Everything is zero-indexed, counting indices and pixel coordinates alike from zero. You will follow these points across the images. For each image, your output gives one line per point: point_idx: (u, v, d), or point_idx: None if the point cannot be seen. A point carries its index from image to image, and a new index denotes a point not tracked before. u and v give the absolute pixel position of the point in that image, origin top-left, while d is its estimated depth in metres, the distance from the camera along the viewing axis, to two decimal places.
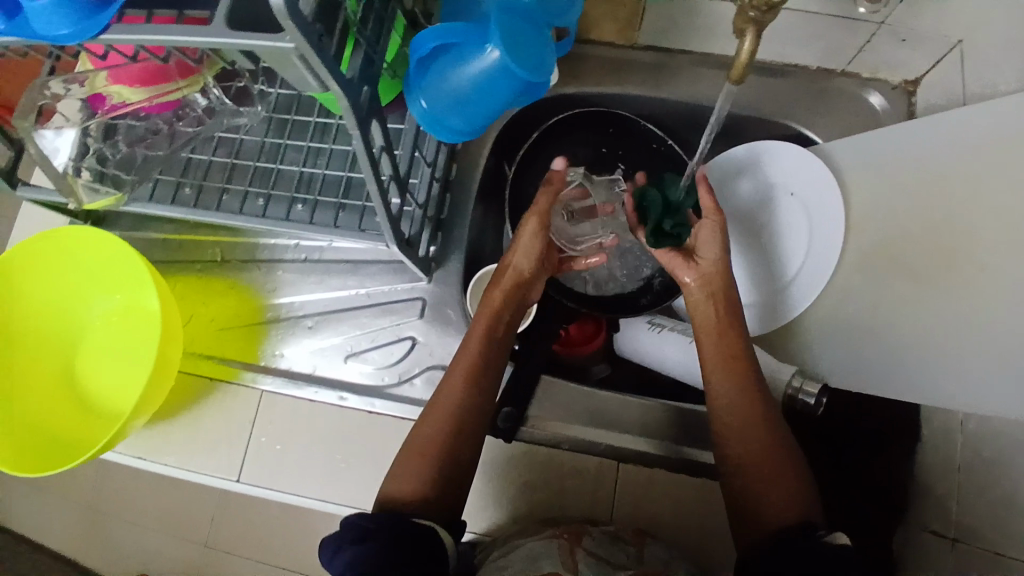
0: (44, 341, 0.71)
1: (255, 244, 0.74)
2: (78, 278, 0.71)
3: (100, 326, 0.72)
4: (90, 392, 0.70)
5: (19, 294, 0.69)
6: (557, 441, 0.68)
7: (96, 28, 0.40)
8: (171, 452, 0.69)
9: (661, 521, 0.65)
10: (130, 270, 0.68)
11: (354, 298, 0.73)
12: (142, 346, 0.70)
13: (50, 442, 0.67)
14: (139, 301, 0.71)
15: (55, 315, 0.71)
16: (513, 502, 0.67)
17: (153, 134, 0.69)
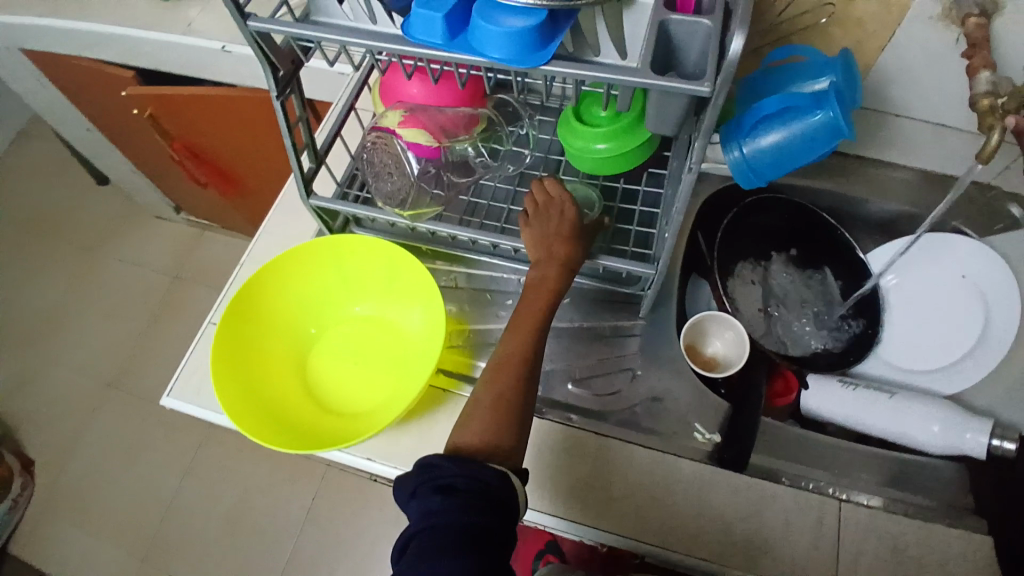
0: (289, 332, 0.76)
1: (485, 275, 0.83)
2: (337, 282, 0.78)
3: (338, 331, 0.78)
4: (323, 386, 0.74)
5: (285, 285, 0.75)
6: (777, 475, 0.72)
7: (535, 58, 0.52)
8: (402, 454, 0.71)
9: (884, 563, 0.66)
10: (388, 278, 0.76)
11: (574, 329, 0.80)
12: (382, 352, 0.76)
13: (287, 424, 0.69)
14: (388, 311, 0.78)
15: (304, 310, 0.77)
16: (740, 531, 0.68)
17: (430, 179, 0.77)
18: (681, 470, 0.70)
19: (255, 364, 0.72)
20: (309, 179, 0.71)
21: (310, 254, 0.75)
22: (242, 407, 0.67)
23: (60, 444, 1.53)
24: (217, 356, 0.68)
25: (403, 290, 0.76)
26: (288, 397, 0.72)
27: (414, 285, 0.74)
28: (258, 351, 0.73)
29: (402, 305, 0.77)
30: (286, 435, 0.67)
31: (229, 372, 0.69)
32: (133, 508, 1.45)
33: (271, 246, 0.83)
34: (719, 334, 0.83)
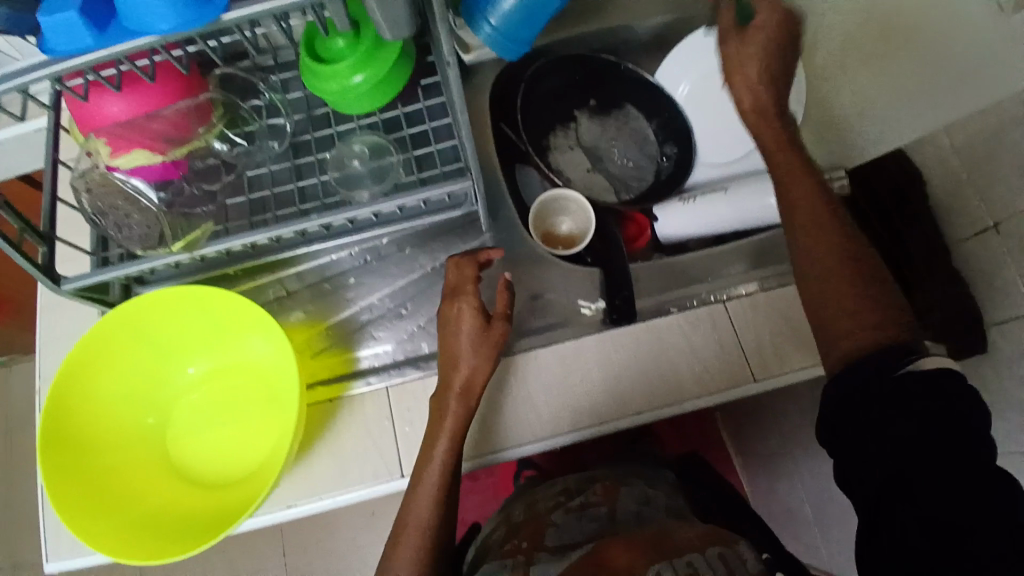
0: (134, 432, 0.66)
1: (314, 265, 0.75)
2: (158, 354, 0.67)
3: (186, 403, 0.68)
4: (203, 465, 0.66)
5: (99, 387, 0.64)
6: (665, 308, 0.73)
7: (206, 12, 0.42)
8: (321, 483, 0.66)
9: (778, 337, 0.71)
10: (206, 324, 0.67)
11: (428, 274, 0.75)
12: (245, 398, 0.68)
13: (181, 527, 0.61)
14: (231, 354, 0.69)
15: (138, 402, 0.66)
16: (655, 378, 0.70)
17: (191, 195, 0.66)
18: (585, 349, 0.71)
19: (113, 487, 0.62)
20: (46, 267, 0.57)
21: (105, 343, 0.63)
22: (119, 541, 0.58)
23: None
24: (57, 507, 0.57)
25: (232, 326, 0.67)
26: (167, 499, 0.63)
27: (239, 317, 0.65)
28: (108, 472, 0.62)
29: (241, 342, 0.67)
30: (183, 537, 0.60)
31: (83, 513, 0.59)
32: None
33: (57, 351, 0.69)
34: (563, 210, 0.82)
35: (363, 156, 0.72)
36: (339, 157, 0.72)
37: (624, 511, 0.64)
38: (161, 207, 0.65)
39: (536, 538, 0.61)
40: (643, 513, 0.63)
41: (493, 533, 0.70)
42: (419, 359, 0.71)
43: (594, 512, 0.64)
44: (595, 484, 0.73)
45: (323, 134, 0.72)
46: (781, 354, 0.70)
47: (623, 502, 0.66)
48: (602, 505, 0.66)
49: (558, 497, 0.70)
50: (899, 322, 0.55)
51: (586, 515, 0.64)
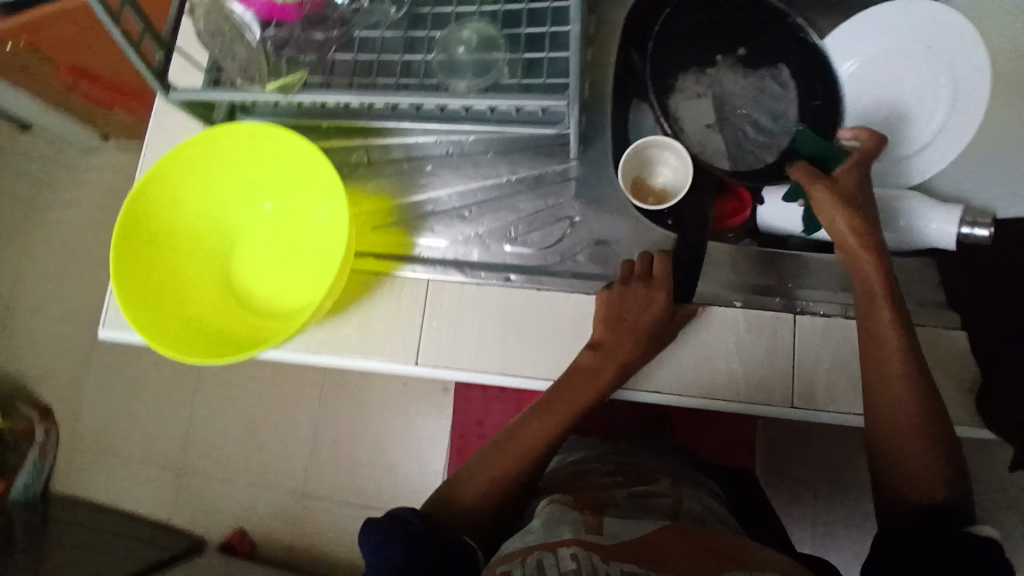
0: (204, 245, 0.72)
1: (400, 142, 0.75)
2: (239, 182, 0.72)
3: (255, 232, 0.73)
4: (251, 294, 0.72)
5: (183, 196, 0.70)
6: (729, 299, 0.68)
7: None
8: (345, 345, 0.70)
9: (837, 369, 0.65)
10: (287, 165, 0.70)
11: (503, 185, 0.74)
12: (304, 244, 0.72)
13: (216, 339, 0.68)
14: (299, 203, 0.72)
15: (213, 220, 0.73)
16: (691, 365, 0.67)
17: (303, 39, 0.68)
18: None
19: (178, 285, 0.70)
20: (157, 70, 0.61)
21: (194, 157, 0.68)
22: (163, 332, 0.65)
23: (69, 388, 1.59)
24: (122, 285, 0.65)
25: (306, 175, 0.70)
26: (218, 311, 0.70)
27: (314, 168, 0.67)
28: (174, 273, 0.70)
29: (309, 193, 0.71)
30: (222, 348, 0.67)
31: (142, 298, 0.66)
32: (158, 427, 1.55)
33: (158, 152, 0.76)
34: (663, 161, 0.75)
35: (470, 44, 0.69)
36: (448, 39, 0.70)
37: (685, 512, 0.57)
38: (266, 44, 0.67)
39: (597, 504, 0.53)
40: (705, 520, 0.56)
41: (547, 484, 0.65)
42: (466, 263, 0.72)
43: (658, 503, 0.57)
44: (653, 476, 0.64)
45: (443, 11, 0.70)
46: (833, 388, 0.65)
47: (689, 502, 0.59)
48: (665, 497, 0.59)
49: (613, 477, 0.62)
50: (937, 480, 0.53)
51: (650, 501, 0.56)
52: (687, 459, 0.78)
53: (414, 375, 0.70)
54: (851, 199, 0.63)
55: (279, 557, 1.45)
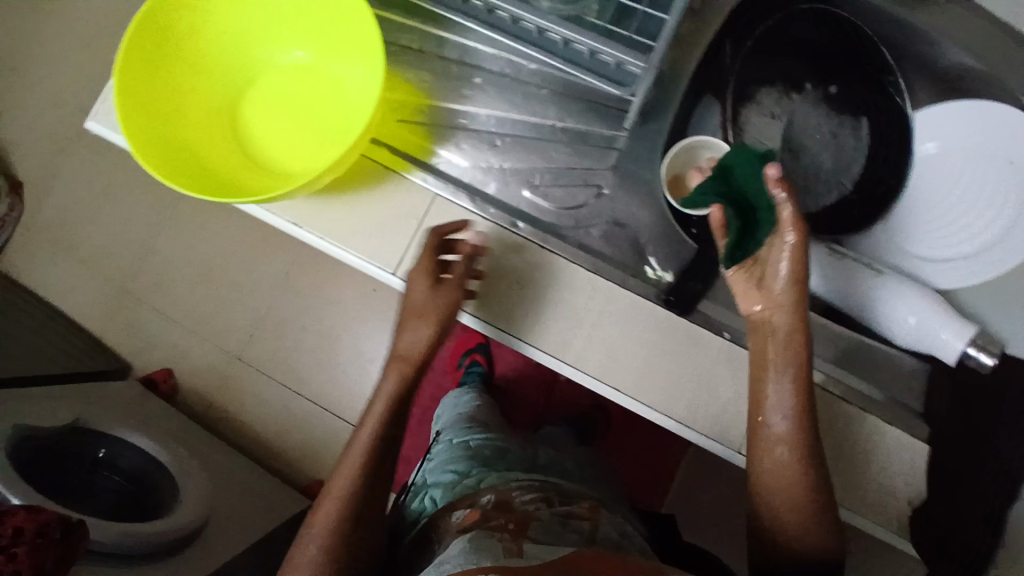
0: (218, 66, 0.67)
1: (458, 43, 0.70)
2: (276, 14, 0.67)
3: (276, 77, 0.69)
4: (251, 135, 0.68)
5: (211, 4, 0.64)
6: (718, 328, 0.64)
7: None
8: (325, 225, 0.65)
9: None
10: (333, 19, 0.65)
11: (545, 127, 0.69)
12: (322, 108, 0.68)
13: (202, 167, 0.64)
14: (331, 61, 0.68)
15: (236, 44, 0.67)
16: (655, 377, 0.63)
17: None
18: (620, 300, 0.64)
19: (179, 98, 0.65)
20: None
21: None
22: (150, 140, 0.61)
23: (41, 170, 1.52)
24: (120, 73, 0.59)
25: (349, 35, 0.65)
26: (211, 142, 0.66)
27: (362, 34, 0.62)
28: (175, 82, 0.65)
29: (347, 56, 0.66)
30: (202, 182, 0.63)
31: (138, 95, 0.62)
32: (118, 239, 1.50)
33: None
34: (718, 162, 0.70)
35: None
36: None
37: (606, 539, 0.60)
38: None
39: (522, 527, 0.56)
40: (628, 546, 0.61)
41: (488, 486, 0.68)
42: (478, 192, 0.67)
43: (578, 525, 0.60)
44: (578, 496, 0.67)
45: None
46: None
47: (606, 526, 0.63)
48: (585, 519, 0.62)
49: (535, 495, 0.64)
50: (826, 530, 0.57)
51: (570, 523, 0.59)
52: (600, 481, 0.82)
53: (388, 283, 0.67)
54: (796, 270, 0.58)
55: (196, 412, 1.47)
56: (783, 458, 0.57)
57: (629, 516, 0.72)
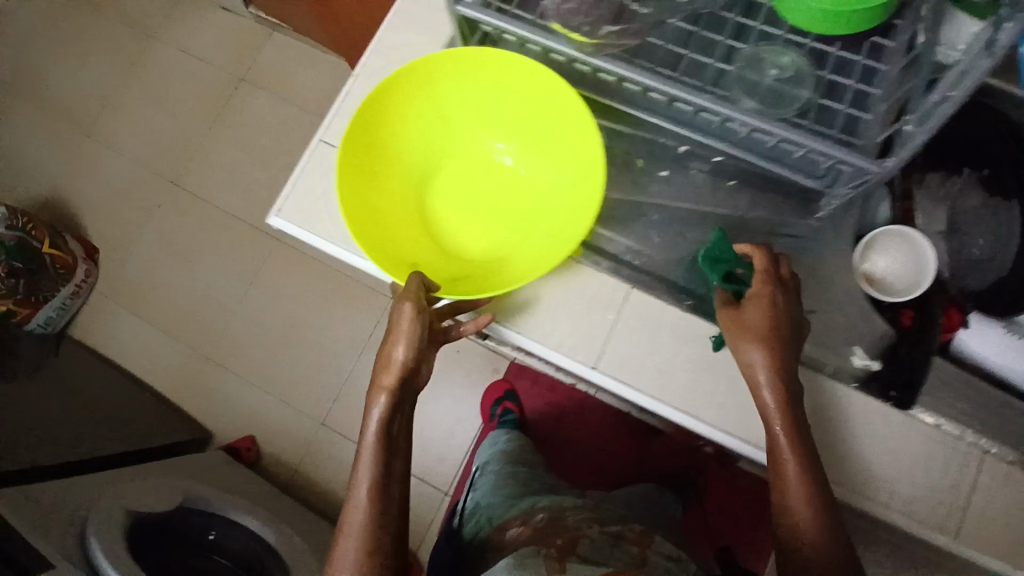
0: (428, 148, 0.70)
1: (643, 139, 0.70)
2: (491, 113, 0.70)
3: (479, 162, 0.72)
4: (441, 216, 0.70)
5: (440, 92, 0.67)
6: (923, 416, 0.65)
7: None
8: (529, 324, 0.66)
9: (1015, 529, 0.62)
10: (548, 121, 0.66)
11: (732, 218, 0.69)
12: (525, 201, 0.70)
13: (393, 238, 0.66)
14: (532, 165, 0.70)
15: (444, 129, 0.70)
16: (859, 464, 0.64)
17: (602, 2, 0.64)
18: (827, 393, 0.66)
19: (387, 178, 0.68)
20: None
21: (478, 70, 0.65)
22: (355, 206, 0.63)
23: (122, 236, 1.54)
24: (348, 139, 0.63)
25: (559, 148, 0.67)
26: (408, 223, 0.68)
27: (580, 141, 0.64)
28: (388, 157, 0.67)
29: (553, 164, 0.69)
30: (399, 270, 0.64)
31: (355, 159, 0.64)
32: (198, 304, 1.51)
33: (402, 41, 0.73)
34: (910, 241, 0.69)
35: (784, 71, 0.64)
36: (756, 56, 0.64)
37: (654, 560, 0.75)
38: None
39: (571, 543, 0.74)
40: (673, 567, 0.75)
41: (565, 511, 0.85)
42: (679, 287, 0.67)
43: (627, 548, 0.76)
44: (628, 527, 0.84)
45: (744, 23, 0.65)
46: (998, 547, 0.62)
47: (655, 551, 0.78)
48: (636, 545, 0.78)
49: (588, 516, 0.84)
50: (839, 550, 0.56)
51: (619, 546, 0.76)
52: (657, 523, 0.97)
53: (550, 358, 0.66)
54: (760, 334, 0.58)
55: (282, 479, 1.41)
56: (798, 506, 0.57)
57: (681, 550, 0.86)
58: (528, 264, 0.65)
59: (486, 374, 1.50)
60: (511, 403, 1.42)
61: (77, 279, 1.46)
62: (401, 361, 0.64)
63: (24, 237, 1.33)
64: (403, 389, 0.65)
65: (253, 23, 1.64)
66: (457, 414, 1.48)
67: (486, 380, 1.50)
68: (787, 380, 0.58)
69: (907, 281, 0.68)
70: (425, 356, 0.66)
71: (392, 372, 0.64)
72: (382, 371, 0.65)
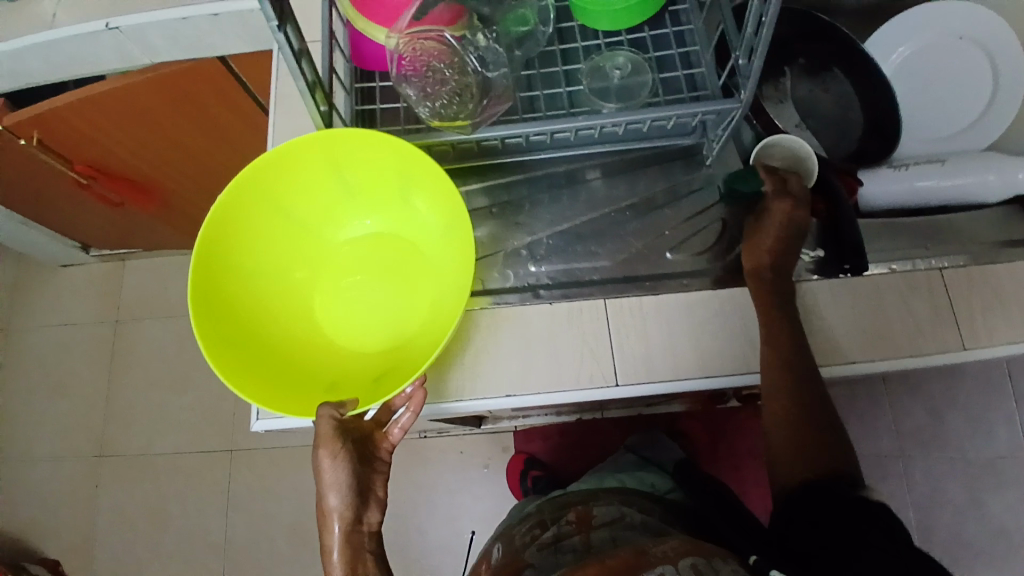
0: (274, 269, 0.71)
1: (546, 175, 0.78)
2: (315, 203, 0.72)
3: (346, 249, 0.74)
4: (340, 324, 0.72)
5: (250, 210, 0.67)
6: (885, 265, 0.73)
7: None
8: (542, 380, 0.68)
9: (993, 311, 0.72)
10: (391, 187, 0.71)
11: (646, 200, 0.78)
12: (415, 272, 0.73)
13: (304, 377, 0.68)
14: (400, 230, 0.75)
15: (276, 239, 0.70)
16: (869, 329, 0.71)
17: (438, 86, 0.69)
18: (803, 290, 0.72)
19: (262, 294, 0.69)
20: (328, 120, 0.65)
21: (283, 161, 0.66)
22: (252, 369, 0.65)
23: (74, 537, 1.40)
24: (194, 299, 0.62)
25: (398, 193, 0.72)
26: (295, 328, 0.70)
27: (431, 194, 0.69)
28: (237, 286, 0.68)
29: (416, 216, 0.73)
30: (290, 379, 0.66)
31: (214, 323, 0.64)
32: (187, 558, 1.37)
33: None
34: (771, 155, 0.78)
35: (623, 68, 0.73)
36: (595, 67, 0.74)
37: (599, 540, 0.63)
38: (414, 101, 0.68)
39: None
40: (619, 532, 0.63)
41: (519, 524, 0.75)
42: (641, 279, 0.72)
43: (569, 543, 0.64)
44: (568, 511, 0.72)
45: (569, 46, 0.74)
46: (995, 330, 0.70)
47: (596, 527, 0.66)
48: (577, 533, 0.66)
49: (532, 524, 0.72)
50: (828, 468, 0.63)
51: (562, 548, 0.63)
52: (606, 474, 0.84)
53: (500, 406, 0.68)
54: (777, 229, 0.72)
55: None
56: (790, 422, 0.66)
57: (637, 493, 0.74)
58: (432, 332, 0.68)
59: (500, 455, 1.44)
60: (536, 467, 1.33)
61: None
62: (339, 511, 0.62)
63: None
64: (354, 526, 0.63)
65: (101, 263, 1.56)
66: (495, 506, 1.41)
67: (503, 460, 1.44)
68: (783, 262, 0.70)
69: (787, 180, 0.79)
70: (368, 456, 0.65)
71: (336, 522, 0.62)
72: (328, 524, 0.63)
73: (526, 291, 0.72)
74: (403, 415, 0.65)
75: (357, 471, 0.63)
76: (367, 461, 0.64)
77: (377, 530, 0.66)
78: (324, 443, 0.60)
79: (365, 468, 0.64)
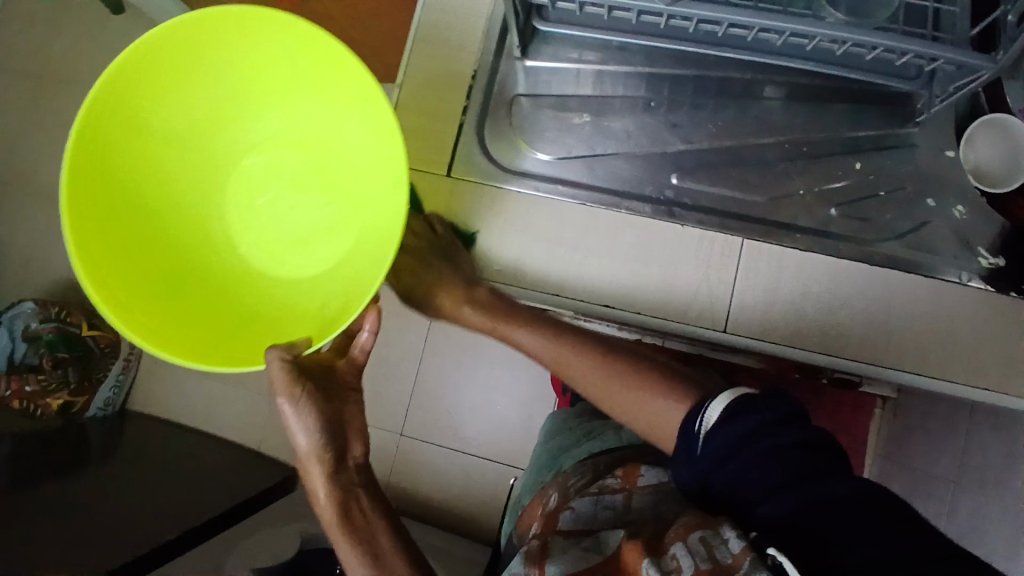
0: (177, 196, 0.62)
1: (720, 83, 0.69)
2: (190, 110, 0.60)
3: (257, 160, 0.64)
4: (270, 245, 0.64)
5: (117, 134, 0.56)
6: None
7: None
8: (646, 300, 0.65)
9: None
10: (286, 77, 0.59)
11: (825, 142, 0.68)
12: (340, 183, 0.63)
13: (239, 312, 0.61)
14: (307, 126, 0.63)
15: (164, 162, 0.60)
16: (1021, 361, 0.61)
17: None
18: (961, 296, 0.63)
19: (173, 228, 0.61)
20: None
21: (136, 70, 0.54)
22: (182, 314, 0.58)
23: None
24: (97, 255, 0.54)
25: (298, 87, 0.60)
26: (220, 259, 0.63)
27: (351, 90, 0.56)
28: (146, 222, 0.59)
29: (331, 114, 0.61)
30: (222, 324, 0.60)
31: (126, 271, 0.56)
32: None
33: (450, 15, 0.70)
34: (978, 139, 0.66)
35: None
36: None
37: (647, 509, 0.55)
38: None
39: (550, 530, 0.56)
40: (663, 510, 0.54)
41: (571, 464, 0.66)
42: (789, 226, 0.65)
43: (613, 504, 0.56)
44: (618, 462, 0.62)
45: None
46: None
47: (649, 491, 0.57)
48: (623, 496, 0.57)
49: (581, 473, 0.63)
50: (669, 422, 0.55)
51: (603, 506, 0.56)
52: None
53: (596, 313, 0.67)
54: None
55: None
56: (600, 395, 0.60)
57: None
58: (366, 253, 0.59)
59: None
60: None
61: (124, 352, 1.45)
62: (315, 452, 0.59)
63: (61, 325, 1.35)
64: (336, 465, 0.60)
65: None
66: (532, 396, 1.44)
67: None
68: None
69: (990, 170, 0.66)
70: (338, 386, 0.62)
71: (317, 463, 0.59)
72: (308, 468, 0.59)
73: (661, 205, 0.66)
74: (364, 335, 0.62)
75: (327, 413, 0.59)
76: (337, 395, 0.61)
77: (363, 465, 0.62)
78: (282, 393, 0.57)
79: (334, 403, 0.60)
